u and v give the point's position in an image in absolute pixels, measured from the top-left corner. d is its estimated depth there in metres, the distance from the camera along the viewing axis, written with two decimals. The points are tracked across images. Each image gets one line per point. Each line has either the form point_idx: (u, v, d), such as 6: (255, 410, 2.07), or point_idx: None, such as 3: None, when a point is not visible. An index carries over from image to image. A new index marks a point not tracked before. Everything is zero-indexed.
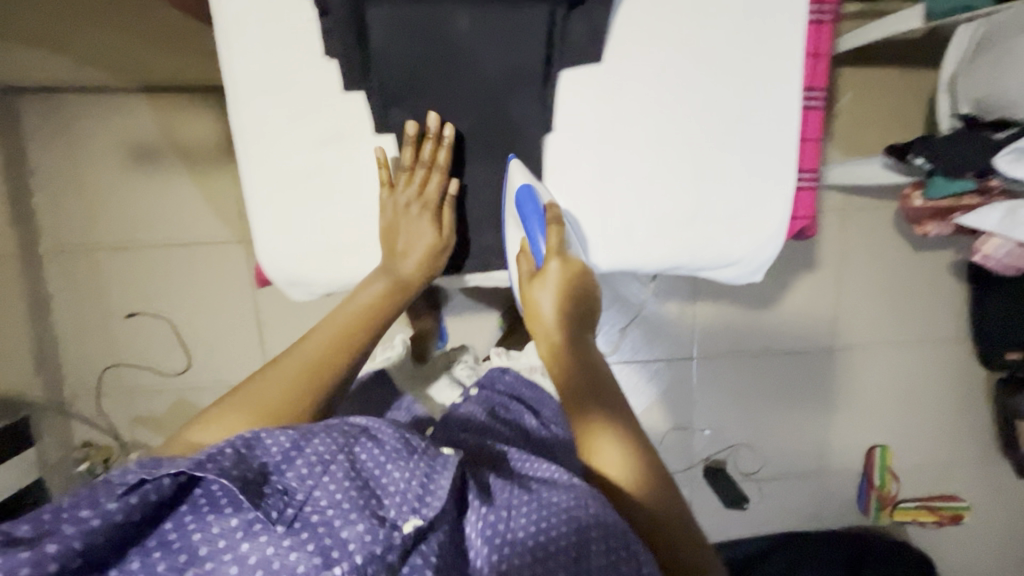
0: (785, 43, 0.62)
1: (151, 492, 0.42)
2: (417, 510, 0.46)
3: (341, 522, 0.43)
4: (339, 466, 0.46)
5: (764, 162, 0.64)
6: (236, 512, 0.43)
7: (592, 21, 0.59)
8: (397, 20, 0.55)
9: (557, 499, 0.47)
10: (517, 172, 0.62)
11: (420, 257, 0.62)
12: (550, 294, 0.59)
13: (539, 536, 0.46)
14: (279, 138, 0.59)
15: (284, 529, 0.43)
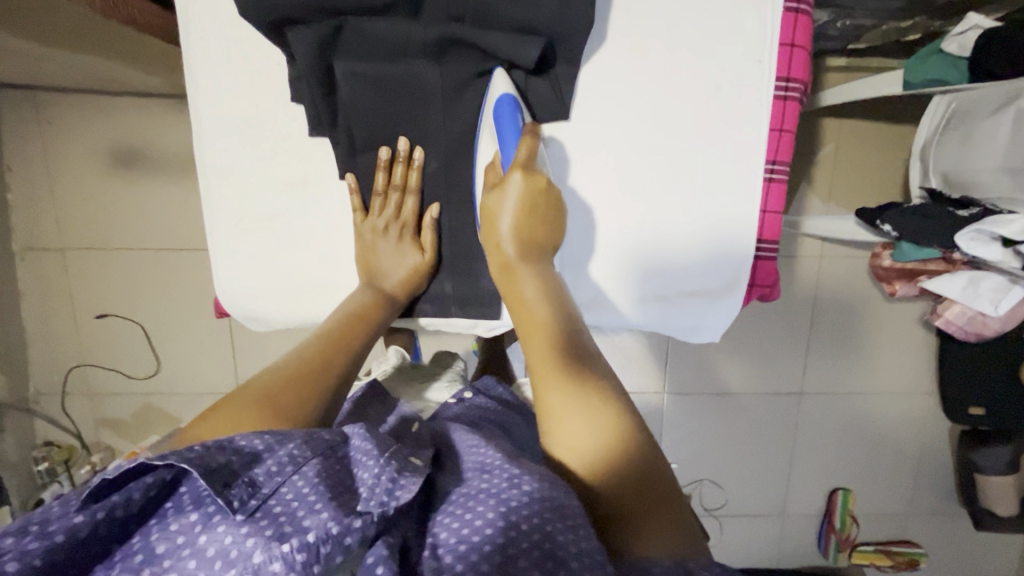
0: (753, 113, 0.58)
1: (121, 504, 0.35)
2: (386, 503, 0.37)
3: (305, 512, 0.36)
4: (313, 465, 0.39)
5: (726, 228, 0.61)
6: (197, 507, 0.35)
7: (557, 85, 0.57)
8: (362, 71, 0.54)
9: (494, 486, 0.39)
10: (500, 81, 0.55)
11: (405, 272, 0.61)
12: (510, 214, 0.55)
13: (471, 536, 0.36)
14: (244, 176, 0.59)
15: (244, 517, 0.35)
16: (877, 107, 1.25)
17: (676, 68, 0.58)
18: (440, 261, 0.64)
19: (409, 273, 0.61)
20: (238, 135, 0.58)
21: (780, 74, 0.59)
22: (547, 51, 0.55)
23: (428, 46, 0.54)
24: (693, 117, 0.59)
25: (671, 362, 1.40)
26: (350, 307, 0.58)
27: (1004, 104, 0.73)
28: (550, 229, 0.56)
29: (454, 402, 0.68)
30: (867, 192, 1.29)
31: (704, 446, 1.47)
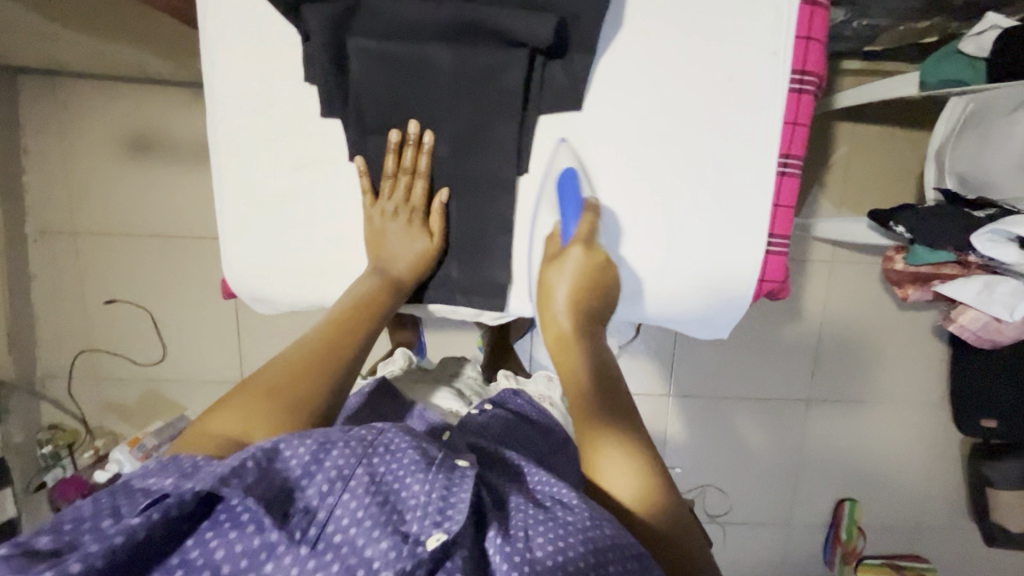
0: (768, 105, 0.58)
1: (175, 506, 0.37)
2: (442, 524, 0.39)
3: (365, 541, 0.37)
4: (359, 480, 0.40)
5: (737, 222, 0.60)
6: (257, 531, 0.38)
7: (572, 70, 0.56)
8: (376, 50, 0.53)
9: (570, 517, 0.41)
10: (563, 155, 0.58)
11: (411, 259, 0.60)
12: (566, 282, 0.57)
13: (557, 557, 0.39)
14: (255, 155, 0.59)
15: (308, 550, 0.37)
16: (891, 112, 1.25)
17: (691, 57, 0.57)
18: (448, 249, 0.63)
19: (416, 256, 0.60)
20: (251, 114, 0.58)
21: (796, 66, 0.58)
22: (560, 34, 0.54)
23: (442, 27, 0.53)
24: (708, 108, 0.58)
25: (678, 364, 1.39)
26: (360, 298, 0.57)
27: (1022, 104, 0.73)
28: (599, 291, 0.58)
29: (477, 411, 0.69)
30: (880, 198, 1.28)
31: (709, 451, 1.45)
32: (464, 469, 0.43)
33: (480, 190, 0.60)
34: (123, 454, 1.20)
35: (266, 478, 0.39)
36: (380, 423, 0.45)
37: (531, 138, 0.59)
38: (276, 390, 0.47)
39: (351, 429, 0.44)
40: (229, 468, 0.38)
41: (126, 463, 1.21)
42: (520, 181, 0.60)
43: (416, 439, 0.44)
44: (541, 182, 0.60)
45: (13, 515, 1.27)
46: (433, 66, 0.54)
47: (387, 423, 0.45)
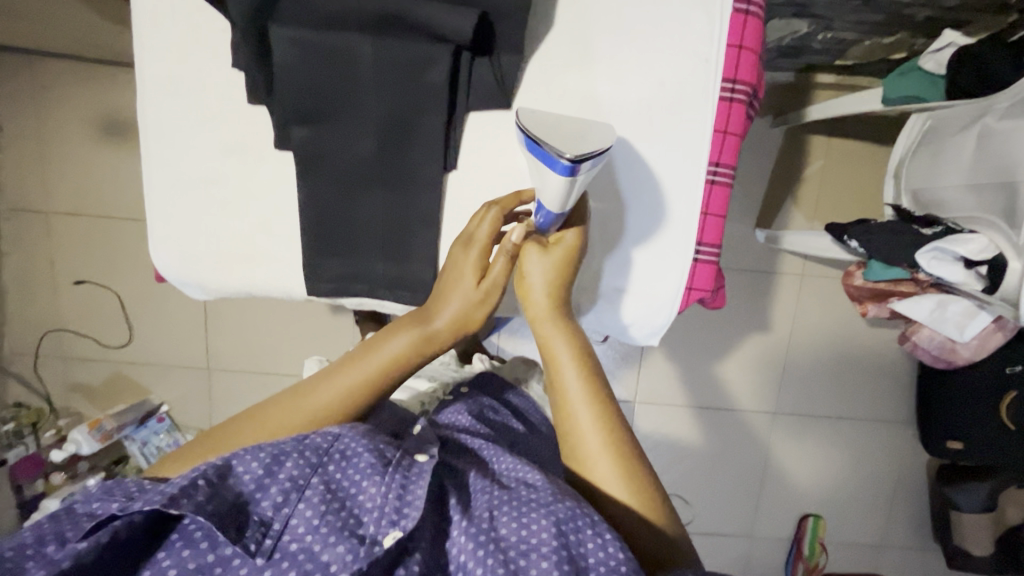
0: (697, 112, 0.57)
1: (123, 527, 0.43)
2: (397, 522, 0.46)
3: (322, 547, 0.44)
4: (314, 490, 0.47)
5: (662, 229, 0.60)
6: (214, 547, 0.44)
7: (498, 69, 0.55)
8: (300, 41, 0.53)
9: (535, 496, 0.49)
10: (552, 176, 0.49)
11: (449, 322, 0.55)
12: (542, 268, 0.56)
13: (523, 531, 0.46)
14: (184, 141, 0.59)
15: (263, 560, 0.44)
16: (866, 127, 1.24)
17: (624, 62, 0.57)
18: (372, 244, 0.61)
19: (453, 320, 0.55)
20: (179, 100, 0.58)
21: (727, 74, 0.57)
22: (485, 31, 0.54)
23: (367, 20, 0.53)
24: (639, 114, 0.57)
25: (644, 371, 1.39)
26: (385, 359, 0.54)
27: (974, 120, 0.73)
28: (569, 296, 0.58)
29: (453, 401, 0.71)
30: (852, 214, 1.27)
31: (673, 459, 1.44)
32: (420, 467, 0.51)
33: (407, 185, 0.59)
34: (81, 436, 1.23)
35: (217, 496, 0.45)
36: (337, 428, 0.51)
37: (459, 135, 0.58)
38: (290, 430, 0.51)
39: (306, 436, 0.49)
40: (180, 487, 0.43)
41: (84, 444, 1.24)
42: (450, 178, 0.60)
43: (372, 443, 0.50)
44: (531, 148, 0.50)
45: None
46: (355, 59, 0.54)
47: (343, 430, 0.51)
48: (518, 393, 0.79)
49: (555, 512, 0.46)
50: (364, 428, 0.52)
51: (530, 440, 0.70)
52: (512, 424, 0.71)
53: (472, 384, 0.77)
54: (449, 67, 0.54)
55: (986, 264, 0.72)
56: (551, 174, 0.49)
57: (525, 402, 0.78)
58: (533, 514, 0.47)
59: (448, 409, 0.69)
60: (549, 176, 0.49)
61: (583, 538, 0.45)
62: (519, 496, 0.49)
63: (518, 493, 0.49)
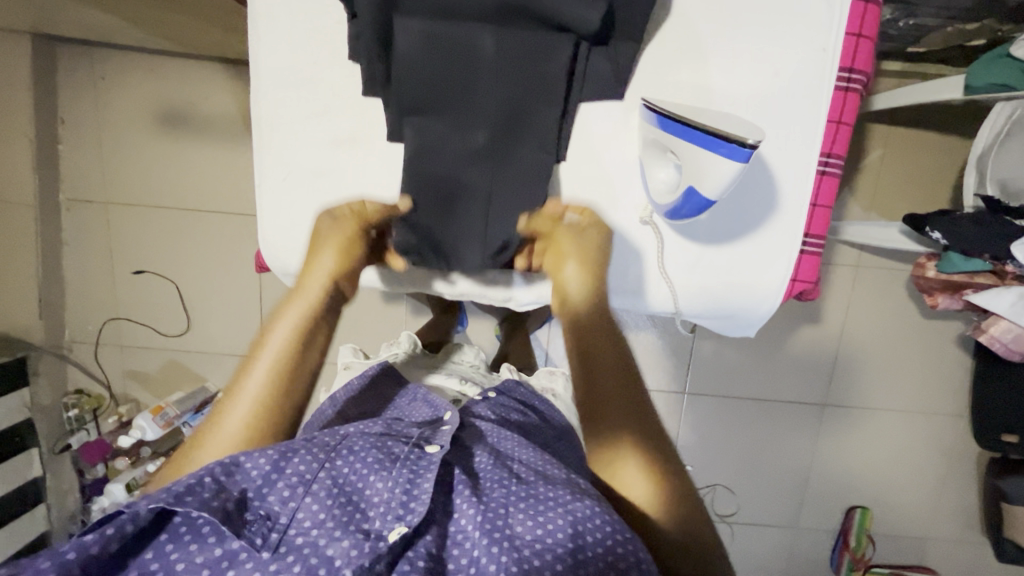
0: (815, 101, 0.57)
1: (131, 520, 0.45)
2: (402, 517, 0.50)
3: (327, 541, 0.47)
4: (320, 485, 0.51)
5: (771, 220, 0.60)
6: (220, 542, 0.47)
7: (615, 60, 0.56)
8: (423, 34, 0.54)
9: (553, 494, 0.51)
10: (724, 164, 0.51)
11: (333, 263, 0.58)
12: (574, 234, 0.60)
13: (539, 534, 0.49)
14: (292, 133, 0.60)
15: (269, 555, 0.46)
16: (926, 116, 1.22)
17: (741, 51, 0.56)
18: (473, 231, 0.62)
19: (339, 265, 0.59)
20: (291, 89, 0.59)
21: (844, 64, 0.58)
22: (607, 21, 0.55)
23: (486, 12, 0.54)
24: (754, 104, 0.57)
25: (692, 363, 1.39)
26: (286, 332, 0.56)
27: None
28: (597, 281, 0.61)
29: (480, 399, 0.76)
30: (912, 204, 1.25)
31: (720, 450, 1.44)
32: (429, 459, 0.55)
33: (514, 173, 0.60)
34: (145, 422, 1.26)
35: (223, 493, 0.48)
36: (343, 432, 0.57)
37: (571, 123, 0.59)
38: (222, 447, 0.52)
39: (313, 436, 0.55)
40: (186, 485, 0.47)
41: (148, 430, 1.27)
42: (559, 168, 0.61)
43: (375, 443, 0.56)
44: (687, 134, 0.52)
45: (36, 474, 1.33)
46: (475, 49, 0.55)
47: (348, 431, 0.57)
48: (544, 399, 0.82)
49: (573, 511, 0.49)
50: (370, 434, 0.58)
51: (553, 436, 0.74)
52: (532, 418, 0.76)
53: (499, 390, 0.79)
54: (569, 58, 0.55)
55: None
56: (714, 157, 0.51)
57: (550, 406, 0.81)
58: (551, 513, 0.50)
59: (478, 406, 0.73)
60: (718, 164, 0.51)
61: (591, 532, 0.49)
62: (537, 495, 0.52)
63: (538, 492, 0.52)
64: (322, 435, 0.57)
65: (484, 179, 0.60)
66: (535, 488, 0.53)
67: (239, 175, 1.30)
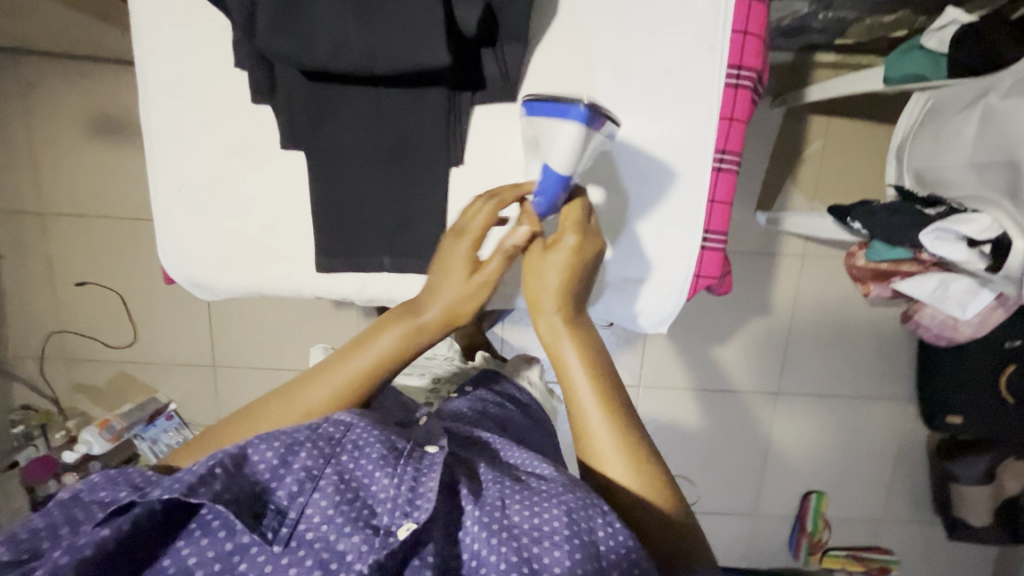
0: (702, 96, 0.60)
1: (144, 514, 0.45)
2: (410, 514, 0.48)
3: (337, 536, 0.45)
4: (328, 480, 0.49)
5: (661, 220, 0.63)
6: (231, 536, 0.45)
7: (506, 62, 0.60)
8: (283, 16, 0.54)
9: (551, 496, 0.50)
10: (574, 133, 0.55)
11: (396, 340, 0.59)
12: (555, 269, 0.60)
13: (536, 523, 0.48)
14: (187, 140, 0.64)
15: (280, 548, 0.45)
16: (864, 105, 1.23)
17: (620, 58, 0.60)
18: (360, 230, 0.67)
19: (397, 342, 0.59)
20: (197, 104, 0.63)
21: (733, 61, 0.60)
22: (487, 22, 0.57)
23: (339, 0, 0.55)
24: (637, 101, 0.61)
25: (646, 356, 1.40)
26: (348, 372, 0.58)
27: (976, 99, 0.76)
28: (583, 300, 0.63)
29: (458, 395, 0.78)
30: (851, 193, 1.27)
31: (676, 442, 1.46)
32: (430, 458, 0.52)
33: (408, 171, 0.65)
34: (92, 436, 1.23)
35: (234, 485, 0.47)
36: (348, 419, 0.54)
37: (466, 124, 0.64)
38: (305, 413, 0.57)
39: (318, 427, 0.53)
40: (198, 476, 0.46)
41: (95, 444, 1.24)
42: (453, 172, 0.66)
43: (383, 436, 0.53)
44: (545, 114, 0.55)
45: None
46: (349, 44, 0.55)
47: (354, 420, 0.54)
48: (520, 388, 0.84)
49: (566, 502, 0.49)
50: (377, 425, 0.55)
51: (529, 430, 0.77)
52: (507, 414, 0.76)
53: (477, 382, 0.82)
54: (448, 60, 0.55)
55: (989, 243, 0.74)
56: (568, 122, 0.55)
57: (520, 393, 0.83)
58: (546, 504, 0.49)
59: (453, 400, 0.75)
60: (566, 125, 0.55)
61: (546, 524, 0.48)
62: (533, 489, 0.51)
63: (538, 489, 0.52)
64: (330, 419, 0.54)
65: (386, 184, 0.65)
66: (529, 483, 0.53)
67: None
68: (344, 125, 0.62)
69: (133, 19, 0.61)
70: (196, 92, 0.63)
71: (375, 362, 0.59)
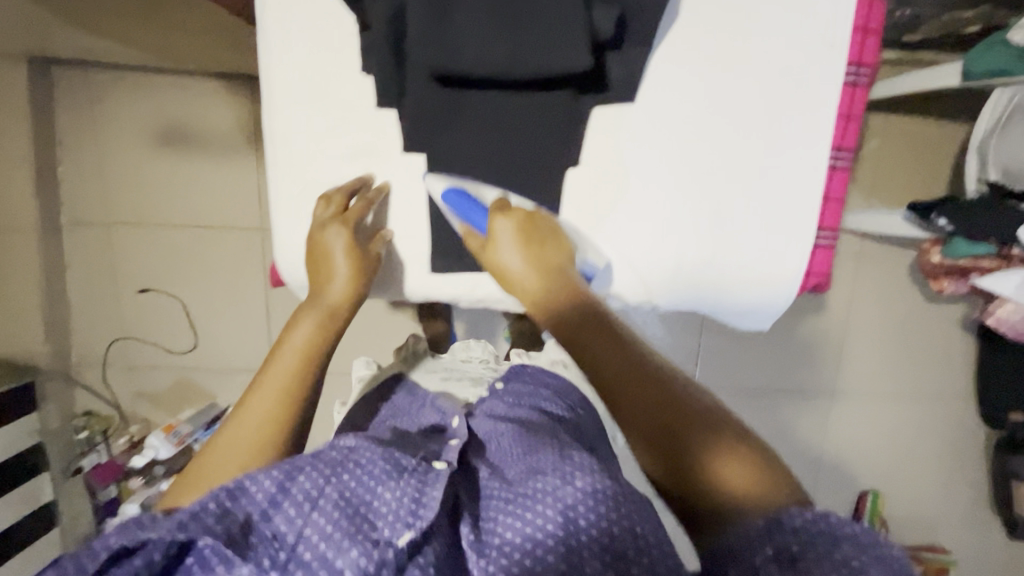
0: (823, 93, 0.62)
1: (144, 566, 0.42)
2: (412, 523, 0.47)
3: (336, 554, 0.44)
4: (327, 499, 0.47)
5: (781, 217, 0.64)
6: (229, 570, 0.43)
7: (628, 64, 0.61)
8: (431, 25, 0.58)
9: (542, 507, 0.48)
10: (435, 181, 0.66)
11: (312, 330, 0.62)
12: (511, 249, 0.61)
13: (526, 545, 0.47)
14: (309, 144, 0.68)
15: (278, 575, 0.43)
16: (924, 101, 1.22)
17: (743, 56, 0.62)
18: None
19: (314, 333, 0.62)
20: (320, 113, 0.67)
21: (852, 59, 0.63)
22: (619, 29, 0.59)
23: (480, 7, 0.58)
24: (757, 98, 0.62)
25: (702, 356, 1.39)
26: (277, 374, 0.59)
27: None
28: (552, 246, 0.62)
29: (487, 393, 0.80)
30: (912, 190, 1.26)
31: None
32: (436, 472, 0.52)
33: (524, 172, 0.66)
34: (158, 441, 1.25)
35: (227, 517, 0.45)
36: (349, 444, 0.53)
37: (585, 126, 0.64)
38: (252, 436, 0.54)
39: (319, 452, 0.51)
40: (189, 513, 0.44)
41: (161, 448, 1.25)
42: (569, 172, 0.66)
43: (385, 453, 0.52)
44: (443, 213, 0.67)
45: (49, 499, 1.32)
46: (495, 52, 0.58)
47: (357, 445, 0.53)
48: (552, 373, 0.85)
49: (562, 501, 0.48)
50: (378, 444, 0.54)
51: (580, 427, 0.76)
52: (546, 407, 0.75)
53: (506, 376, 0.83)
54: (590, 61, 0.58)
55: None
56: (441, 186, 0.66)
57: (559, 382, 0.83)
58: (536, 511, 0.48)
59: (486, 401, 0.76)
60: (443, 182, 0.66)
61: (538, 535, 0.47)
62: (525, 493, 0.51)
63: (527, 490, 0.51)
64: (331, 445, 0.53)
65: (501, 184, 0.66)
66: (540, 484, 0.51)
67: (240, 189, 1.29)
68: (466, 131, 0.64)
69: (262, 32, 0.65)
70: (322, 99, 0.67)
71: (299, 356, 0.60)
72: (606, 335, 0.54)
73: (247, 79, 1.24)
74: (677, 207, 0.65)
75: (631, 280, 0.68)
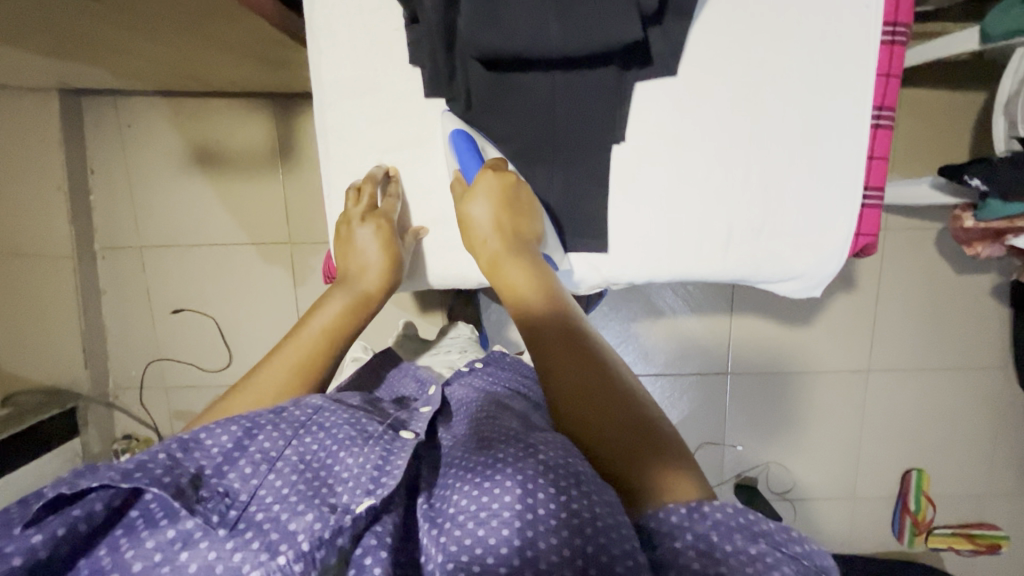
0: (863, 54, 0.67)
1: (83, 518, 0.39)
2: (372, 491, 0.45)
3: (289, 515, 0.42)
4: (285, 462, 0.47)
5: (832, 177, 0.70)
6: (173, 523, 0.40)
7: (670, 38, 0.67)
8: (481, 10, 0.63)
9: (504, 476, 0.44)
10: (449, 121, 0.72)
11: (341, 310, 0.66)
12: (482, 204, 0.68)
13: (478, 513, 0.42)
14: (364, 137, 0.74)
15: (227, 532, 0.41)
16: (939, 73, 1.23)
17: (776, 27, 0.67)
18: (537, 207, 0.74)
19: (341, 315, 0.65)
20: (372, 107, 0.72)
21: (889, 18, 0.68)
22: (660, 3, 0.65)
23: None
24: (793, 66, 0.68)
25: (733, 339, 1.39)
26: (306, 341, 0.61)
27: None
28: (519, 218, 0.68)
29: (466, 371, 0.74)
30: (934, 159, 1.27)
31: (770, 426, 1.44)
32: (402, 441, 0.51)
33: (571, 148, 0.72)
34: None
35: (178, 469, 0.43)
36: (314, 404, 0.53)
37: (628, 102, 0.70)
38: (267, 390, 0.56)
39: (283, 411, 0.51)
40: (138, 461, 0.42)
41: None
42: (615, 151, 0.72)
43: (349, 420, 0.52)
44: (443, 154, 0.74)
45: None
46: (544, 33, 0.64)
47: (322, 405, 0.53)
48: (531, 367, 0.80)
49: (522, 471, 0.44)
50: (345, 409, 0.54)
51: None
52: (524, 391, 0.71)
53: (486, 359, 0.77)
54: (641, 32, 0.64)
55: None
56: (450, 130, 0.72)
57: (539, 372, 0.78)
58: (497, 478, 0.44)
59: (459, 381, 0.72)
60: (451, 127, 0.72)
61: (494, 503, 0.42)
62: (492, 460, 0.46)
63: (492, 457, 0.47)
64: (298, 403, 0.53)
65: (552, 159, 0.73)
66: (496, 454, 0.47)
67: (268, 206, 1.31)
68: (513, 112, 0.71)
69: (312, 37, 0.70)
70: (371, 93, 0.72)
71: (326, 332, 0.63)
72: (569, 355, 0.51)
73: (272, 96, 1.26)
74: (725, 177, 0.71)
75: (678, 248, 0.73)
